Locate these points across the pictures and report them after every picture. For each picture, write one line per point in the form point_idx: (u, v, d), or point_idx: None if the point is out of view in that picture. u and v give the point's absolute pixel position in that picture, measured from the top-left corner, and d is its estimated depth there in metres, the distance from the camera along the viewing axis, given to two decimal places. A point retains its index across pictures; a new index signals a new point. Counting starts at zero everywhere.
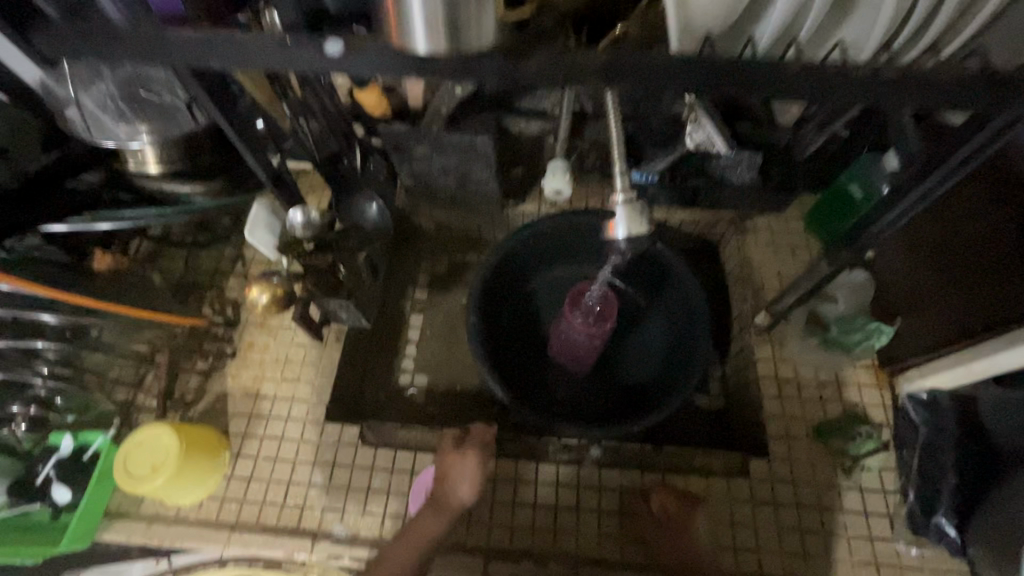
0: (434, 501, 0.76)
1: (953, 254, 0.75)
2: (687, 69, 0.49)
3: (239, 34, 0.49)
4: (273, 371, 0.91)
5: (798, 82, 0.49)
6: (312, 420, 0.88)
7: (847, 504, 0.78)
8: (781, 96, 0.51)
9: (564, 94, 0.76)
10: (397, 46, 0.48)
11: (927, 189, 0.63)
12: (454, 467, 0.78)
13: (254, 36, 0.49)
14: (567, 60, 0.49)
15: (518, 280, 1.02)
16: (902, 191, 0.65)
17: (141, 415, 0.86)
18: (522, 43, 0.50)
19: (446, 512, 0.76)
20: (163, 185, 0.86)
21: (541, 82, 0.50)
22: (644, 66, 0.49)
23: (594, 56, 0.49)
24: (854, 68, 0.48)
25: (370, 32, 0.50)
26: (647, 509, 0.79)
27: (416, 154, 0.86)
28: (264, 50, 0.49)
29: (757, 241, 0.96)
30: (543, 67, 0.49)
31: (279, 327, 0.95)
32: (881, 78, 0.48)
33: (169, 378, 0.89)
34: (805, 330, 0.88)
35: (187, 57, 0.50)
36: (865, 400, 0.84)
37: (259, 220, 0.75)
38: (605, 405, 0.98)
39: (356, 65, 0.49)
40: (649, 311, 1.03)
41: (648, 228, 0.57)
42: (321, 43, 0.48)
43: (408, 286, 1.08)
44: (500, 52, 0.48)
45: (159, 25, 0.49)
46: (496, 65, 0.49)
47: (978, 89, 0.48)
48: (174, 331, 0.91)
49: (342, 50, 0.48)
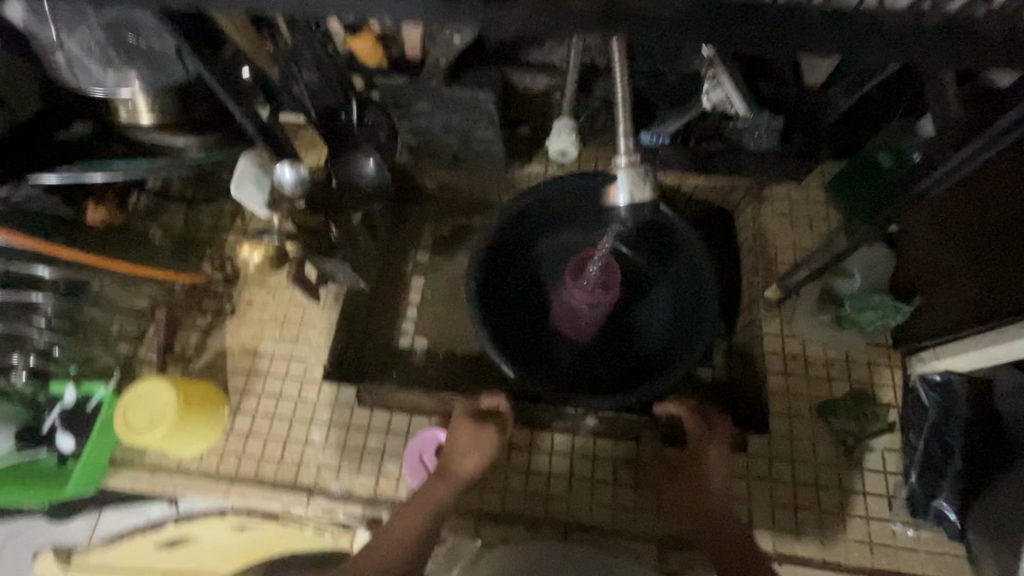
0: (442, 468, 0.74)
1: (982, 230, 0.70)
2: (695, 19, 0.45)
3: None
4: (272, 330, 0.91)
5: (818, 35, 0.44)
6: (309, 379, 0.88)
7: (845, 483, 0.77)
8: (800, 49, 0.46)
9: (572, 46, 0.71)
10: None
11: (963, 159, 0.58)
12: (464, 438, 0.76)
13: None
14: (564, 5, 0.45)
15: (521, 244, 0.99)
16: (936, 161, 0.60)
17: (142, 368, 0.87)
18: None
19: (453, 480, 0.74)
20: (156, 138, 0.82)
21: (534, 31, 0.46)
22: (647, 12, 0.44)
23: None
24: (884, 16, 0.43)
25: None
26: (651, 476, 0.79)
27: (416, 110, 0.82)
28: None
29: (773, 211, 0.91)
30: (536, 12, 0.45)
31: (278, 286, 0.94)
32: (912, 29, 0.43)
33: (168, 333, 0.89)
34: (816, 306, 0.85)
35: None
36: (874, 380, 0.81)
37: (247, 175, 0.71)
38: (607, 374, 0.95)
39: (331, 7, 0.45)
40: (657, 279, 0.99)
41: (652, 194, 0.53)
42: None
43: (410, 247, 1.05)
44: None
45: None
46: (482, 9, 0.44)
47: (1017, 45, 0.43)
48: (173, 286, 0.91)
49: None
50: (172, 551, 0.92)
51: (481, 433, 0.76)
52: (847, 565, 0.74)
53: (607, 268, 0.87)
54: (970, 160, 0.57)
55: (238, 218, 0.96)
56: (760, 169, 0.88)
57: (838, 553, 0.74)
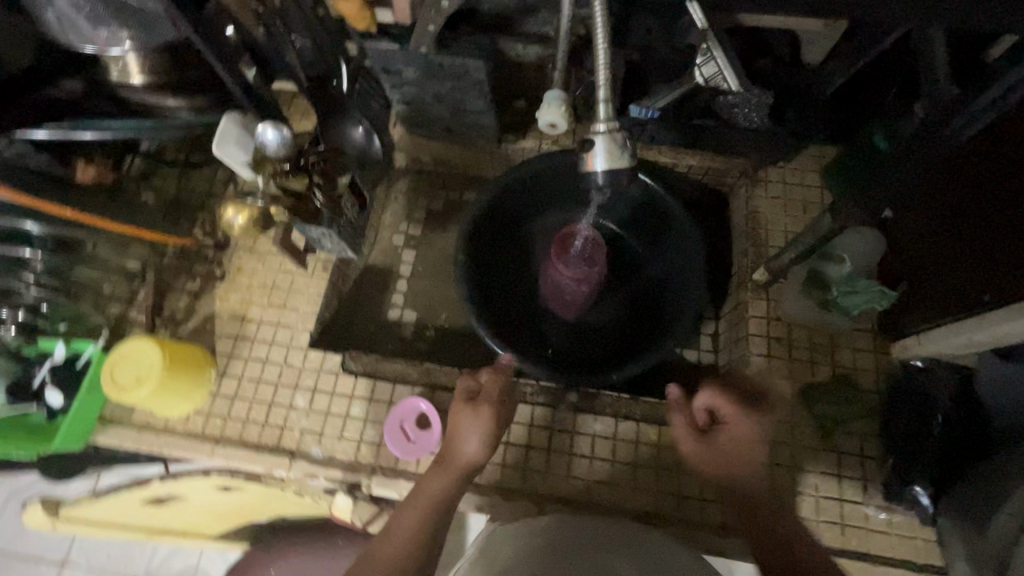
0: (443, 456, 0.74)
1: (969, 215, 0.69)
2: None
3: None
4: (261, 296, 0.91)
5: None
6: (295, 346, 0.89)
7: (822, 466, 0.77)
8: None
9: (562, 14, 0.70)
10: None
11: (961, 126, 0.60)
12: (464, 420, 0.75)
13: None
14: None
15: (512, 220, 0.98)
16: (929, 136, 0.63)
17: (131, 329, 0.88)
18: None
19: (453, 466, 0.73)
20: (147, 98, 0.84)
21: None
22: None
23: None
24: None
25: None
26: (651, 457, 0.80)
27: (407, 77, 0.82)
28: None
29: (767, 194, 0.90)
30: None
31: (269, 253, 0.94)
32: None
33: (158, 295, 0.90)
34: (802, 290, 0.84)
35: None
36: (857, 365, 0.81)
37: (228, 135, 0.71)
38: (594, 349, 0.96)
39: None
40: (648, 259, 0.99)
41: (629, 162, 0.54)
42: None
43: (402, 220, 1.05)
44: None
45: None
46: None
47: None
48: (163, 249, 0.92)
49: None
50: (160, 509, 0.94)
51: (478, 415, 0.75)
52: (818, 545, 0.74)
53: (590, 244, 0.87)
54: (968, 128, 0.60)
55: (231, 184, 0.96)
56: (752, 149, 0.87)
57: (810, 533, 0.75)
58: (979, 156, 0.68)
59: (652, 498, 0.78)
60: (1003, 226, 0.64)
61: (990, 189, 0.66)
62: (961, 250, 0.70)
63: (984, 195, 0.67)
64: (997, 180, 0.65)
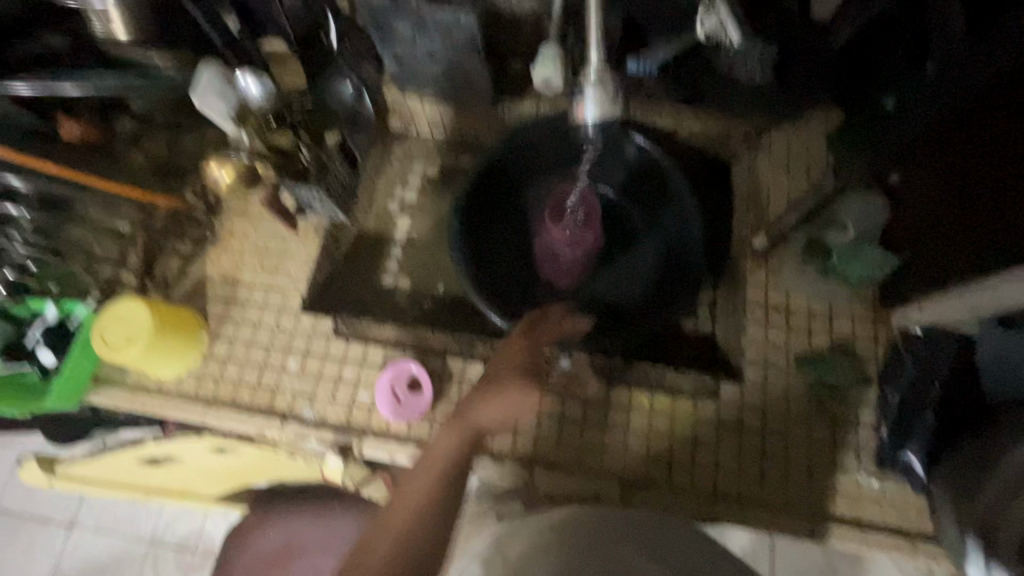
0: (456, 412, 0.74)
1: (972, 182, 0.66)
2: None
3: None
4: (253, 259, 0.90)
5: None
6: (288, 309, 0.88)
7: (815, 434, 0.77)
8: None
9: None
10: None
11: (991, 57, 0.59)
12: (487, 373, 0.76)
13: None
14: None
15: (508, 184, 0.96)
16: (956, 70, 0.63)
17: (123, 291, 0.88)
18: None
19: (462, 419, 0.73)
20: (131, 53, 0.82)
21: None
22: None
23: None
24: None
25: None
26: (647, 428, 0.79)
27: (398, 33, 0.80)
28: None
29: (770, 159, 0.87)
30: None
31: (261, 216, 0.93)
32: None
33: (149, 258, 0.89)
34: (803, 258, 0.82)
35: None
36: (856, 334, 0.80)
37: (209, 85, 0.71)
38: (590, 314, 0.91)
39: None
40: (646, 226, 0.95)
41: (620, 110, 0.53)
42: None
43: (397, 186, 1.03)
44: None
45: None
46: None
47: None
48: (154, 211, 0.91)
49: None
50: (156, 470, 0.95)
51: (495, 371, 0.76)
52: (810, 512, 0.74)
53: (585, 207, 0.88)
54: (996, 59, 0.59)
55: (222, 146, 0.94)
56: (752, 108, 0.85)
57: (801, 500, 0.74)
58: (983, 106, 0.64)
59: (643, 463, 0.78)
60: (1010, 192, 0.61)
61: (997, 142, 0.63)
62: (964, 210, 0.68)
63: (995, 156, 0.63)
64: (1006, 132, 0.62)
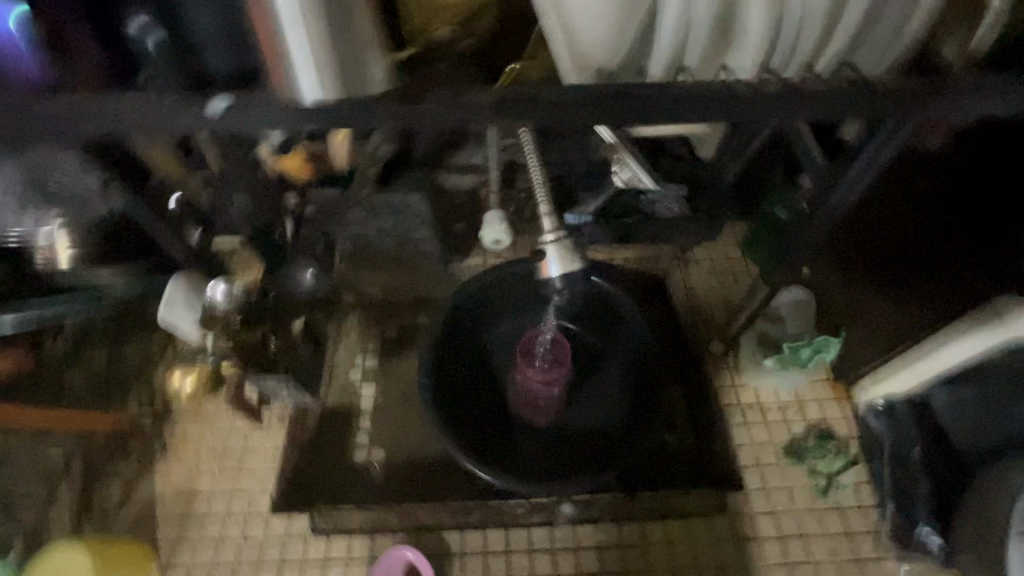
0: None
1: (891, 254, 0.75)
2: (581, 115, 0.48)
3: (119, 100, 0.46)
4: (210, 465, 0.82)
5: (709, 111, 0.48)
6: (256, 514, 0.79)
7: (830, 528, 0.76)
8: (713, 117, 0.48)
9: (490, 136, 0.77)
10: (285, 98, 0.44)
11: (851, 185, 0.61)
12: None
13: (132, 100, 0.46)
14: (463, 97, 0.47)
15: (469, 338, 0.92)
16: (825, 201, 0.64)
17: (53, 534, 0.76)
18: (419, 84, 0.48)
19: None
20: (75, 275, 0.81)
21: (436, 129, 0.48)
22: (536, 95, 0.47)
23: (490, 92, 0.47)
24: (762, 93, 0.47)
25: (258, 90, 0.48)
26: (669, 565, 0.75)
27: (349, 219, 0.86)
28: (145, 118, 0.46)
29: (700, 272, 0.98)
30: (440, 112, 0.47)
31: (216, 415, 0.86)
32: (760, 98, 0.47)
33: (85, 488, 0.79)
34: (757, 352, 0.87)
35: (37, 137, 0.47)
36: (827, 416, 0.84)
37: (176, 297, 0.73)
38: (569, 453, 0.86)
39: (252, 125, 0.46)
40: (608, 351, 0.93)
41: (577, 264, 0.63)
42: (203, 102, 0.45)
43: (353, 355, 0.94)
44: (394, 96, 0.47)
45: (26, 92, 0.46)
46: (390, 115, 0.47)
47: (862, 99, 0.47)
48: (93, 432, 0.83)
49: (226, 107, 0.45)
50: None
51: None
52: None
53: (555, 345, 0.85)
54: (858, 185, 0.61)
55: (170, 348, 0.90)
56: (677, 236, 0.93)
57: None
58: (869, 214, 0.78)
59: None
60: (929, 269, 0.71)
61: (915, 218, 0.71)
62: (892, 281, 0.76)
63: (898, 248, 0.74)
64: (902, 228, 0.73)
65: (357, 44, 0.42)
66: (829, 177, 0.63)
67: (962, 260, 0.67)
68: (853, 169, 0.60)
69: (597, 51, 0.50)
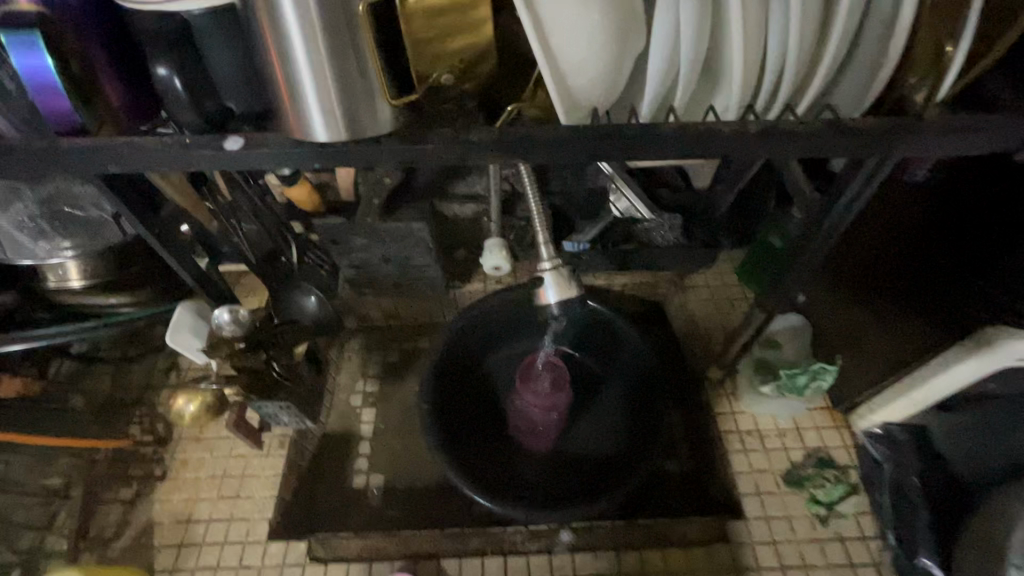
0: None
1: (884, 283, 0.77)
2: (578, 151, 0.50)
3: (140, 139, 0.48)
4: (209, 490, 0.82)
5: (698, 149, 0.50)
6: (254, 541, 0.78)
7: (832, 559, 0.75)
8: (702, 153, 0.51)
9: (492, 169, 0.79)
10: (299, 137, 0.47)
11: (840, 215, 0.63)
12: None
13: (154, 139, 0.48)
14: (465, 136, 0.49)
15: (470, 363, 0.93)
16: (818, 230, 0.65)
17: (48, 561, 0.75)
18: (423, 124, 0.51)
19: None
20: (84, 300, 0.84)
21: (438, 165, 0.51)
22: (533, 133, 0.50)
23: (489, 131, 0.49)
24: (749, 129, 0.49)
25: (270, 129, 0.51)
26: None
27: (351, 245, 0.85)
28: (165, 155, 0.48)
29: (698, 298, 0.99)
30: (441, 152, 0.49)
31: (216, 440, 0.86)
32: (747, 137, 0.50)
33: (83, 513, 0.79)
34: (755, 380, 0.88)
35: (62, 171, 0.49)
36: (827, 444, 0.84)
37: (183, 322, 0.77)
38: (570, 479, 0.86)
39: (265, 162, 0.49)
40: (608, 376, 0.94)
41: (575, 290, 0.64)
42: (219, 141, 0.48)
43: (354, 380, 0.95)
44: (399, 135, 0.49)
45: (54, 132, 0.49)
46: (395, 152, 0.49)
47: (845, 136, 0.49)
48: (94, 456, 0.83)
49: (242, 145, 0.48)
50: None
51: None
52: None
53: (554, 368, 0.86)
54: (848, 215, 0.62)
55: (174, 373, 0.91)
56: (683, 262, 0.91)
57: None
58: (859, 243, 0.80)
59: None
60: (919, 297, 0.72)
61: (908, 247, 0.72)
62: (888, 308, 0.77)
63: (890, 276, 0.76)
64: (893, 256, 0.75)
65: (363, 92, 0.45)
66: (820, 208, 0.65)
67: (951, 286, 0.68)
68: (842, 200, 0.61)
69: (592, 93, 0.53)
